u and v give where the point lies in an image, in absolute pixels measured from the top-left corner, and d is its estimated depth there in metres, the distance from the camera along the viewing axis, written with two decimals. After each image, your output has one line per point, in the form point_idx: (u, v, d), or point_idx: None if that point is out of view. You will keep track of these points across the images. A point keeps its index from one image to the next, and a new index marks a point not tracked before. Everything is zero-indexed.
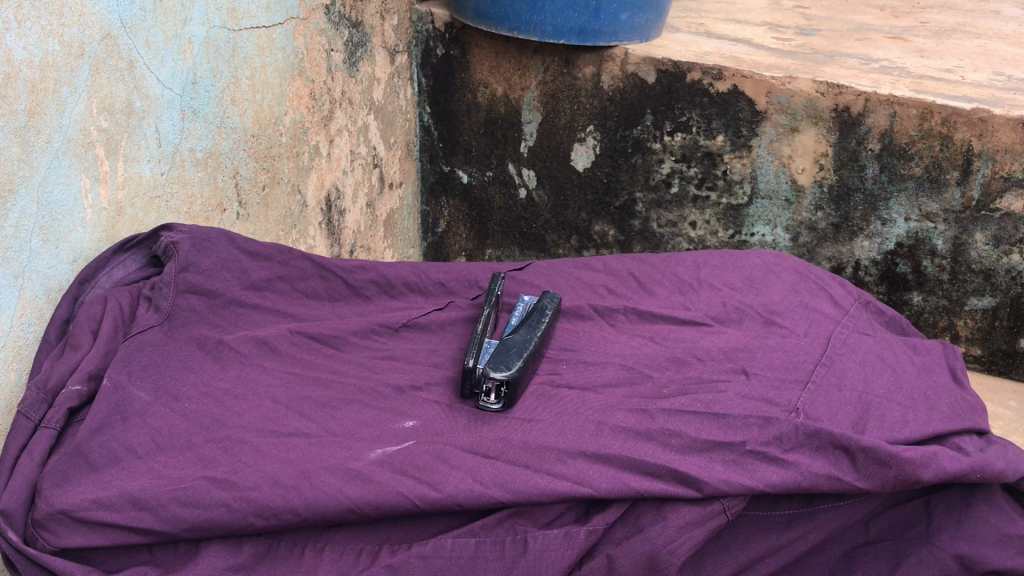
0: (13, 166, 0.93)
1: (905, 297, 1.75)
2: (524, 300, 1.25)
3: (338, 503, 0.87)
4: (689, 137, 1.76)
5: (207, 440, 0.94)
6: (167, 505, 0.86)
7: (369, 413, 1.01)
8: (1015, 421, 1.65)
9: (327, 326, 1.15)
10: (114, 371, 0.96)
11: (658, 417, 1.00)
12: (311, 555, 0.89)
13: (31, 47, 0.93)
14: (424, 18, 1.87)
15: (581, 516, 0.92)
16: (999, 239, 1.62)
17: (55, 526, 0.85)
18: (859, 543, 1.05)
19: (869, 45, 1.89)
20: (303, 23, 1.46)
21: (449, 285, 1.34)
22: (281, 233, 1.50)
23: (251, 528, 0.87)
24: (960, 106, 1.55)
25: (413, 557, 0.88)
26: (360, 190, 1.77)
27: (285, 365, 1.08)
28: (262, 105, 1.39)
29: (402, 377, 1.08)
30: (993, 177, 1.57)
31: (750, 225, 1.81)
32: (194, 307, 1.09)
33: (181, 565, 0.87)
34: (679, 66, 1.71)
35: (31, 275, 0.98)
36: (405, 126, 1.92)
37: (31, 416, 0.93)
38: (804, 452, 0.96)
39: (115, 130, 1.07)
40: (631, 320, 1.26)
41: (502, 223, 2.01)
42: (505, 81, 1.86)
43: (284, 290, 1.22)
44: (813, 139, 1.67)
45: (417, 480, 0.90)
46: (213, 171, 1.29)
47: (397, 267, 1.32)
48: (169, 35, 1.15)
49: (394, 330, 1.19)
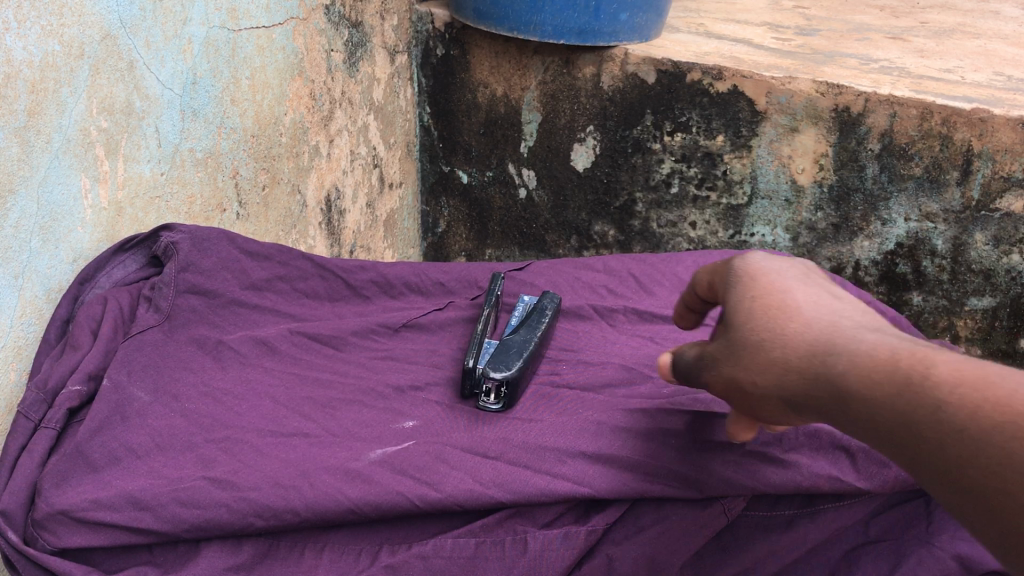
0: (13, 166, 0.92)
1: (904, 297, 1.76)
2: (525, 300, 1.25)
3: (338, 503, 0.86)
4: (689, 137, 1.76)
5: (207, 440, 0.94)
6: (167, 505, 0.85)
7: (368, 413, 1.02)
8: None
9: (327, 326, 1.16)
10: (114, 371, 0.96)
11: (657, 417, 1.00)
12: (311, 555, 0.88)
13: (31, 47, 0.93)
14: (424, 18, 1.87)
15: (580, 516, 0.92)
16: (999, 239, 1.62)
17: (55, 526, 0.85)
18: (860, 542, 1.01)
19: (868, 45, 1.89)
20: (303, 22, 1.46)
21: (449, 284, 1.35)
22: (281, 233, 1.50)
23: (251, 528, 0.86)
24: (960, 106, 1.54)
25: (413, 556, 0.87)
26: (360, 190, 1.77)
27: (284, 365, 1.09)
28: (262, 105, 1.39)
29: (403, 377, 1.09)
30: (993, 177, 1.57)
31: (750, 225, 1.82)
32: (194, 307, 1.09)
33: (181, 565, 0.87)
34: (679, 66, 1.71)
35: (31, 275, 0.98)
36: (405, 126, 1.93)
37: (30, 416, 0.93)
38: (805, 452, 0.96)
39: (115, 130, 1.07)
40: (630, 320, 1.27)
41: (502, 223, 2.02)
42: (505, 81, 1.86)
43: (284, 290, 1.22)
44: (813, 139, 1.67)
45: (417, 480, 0.89)
46: (213, 171, 1.29)
47: (397, 268, 1.33)
48: (169, 34, 1.14)
49: (394, 330, 1.19)
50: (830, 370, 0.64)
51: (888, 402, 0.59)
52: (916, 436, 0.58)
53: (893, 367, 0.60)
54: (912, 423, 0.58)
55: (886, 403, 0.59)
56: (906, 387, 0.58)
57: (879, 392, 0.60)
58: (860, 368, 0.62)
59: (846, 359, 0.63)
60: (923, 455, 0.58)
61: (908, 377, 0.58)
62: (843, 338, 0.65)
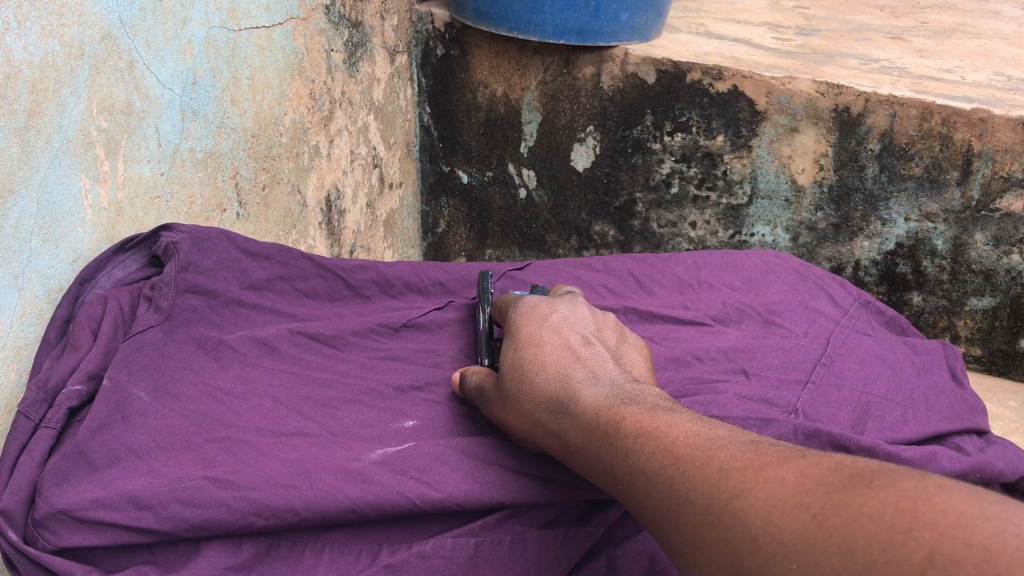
0: (13, 167, 0.93)
1: (904, 297, 1.75)
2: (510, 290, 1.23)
3: (338, 503, 0.86)
4: (689, 137, 1.76)
5: (207, 440, 0.94)
6: (167, 505, 0.85)
7: (369, 413, 1.02)
8: (1016, 421, 1.65)
9: (327, 326, 1.16)
10: (114, 371, 0.96)
11: None
12: (311, 554, 0.88)
13: (31, 47, 0.93)
14: (424, 18, 1.87)
15: (580, 517, 0.93)
16: (999, 239, 1.62)
17: (55, 526, 0.85)
18: None
19: (868, 44, 1.89)
20: (303, 23, 1.46)
21: (449, 284, 1.35)
22: (281, 233, 1.50)
23: (251, 528, 0.86)
24: (960, 106, 1.54)
25: (413, 557, 0.87)
26: (360, 190, 1.77)
27: (285, 365, 1.09)
28: (262, 105, 1.39)
29: (403, 377, 1.09)
30: (993, 177, 1.57)
31: (750, 225, 1.82)
32: (193, 306, 1.09)
33: (181, 565, 0.86)
34: (679, 66, 1.71)
35: (31, 275, 0.98)
36: (406, 126, 1.93)
37: (31, 416, 0.93)
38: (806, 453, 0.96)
39: (115, 130, 1.07)
40: (631, 320, 1.26)
41: (502, 223, 2.03)
42: (505, 81, 1.86)
43: (284, 289, 1.23)
44: (813, 139, 1.67)
45: (417, 480, 0.89)
46: (213, 171, 1.29)
47: (397, 267, 1.33)
48: (169, 35, 1.15)
49: (394, 330, 1.20)
50: (671, 498, 0.69)
51: (716, 536, 0.64)
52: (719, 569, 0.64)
53: (721, 510, 0.65)
54: (722, 559, 0.64)
55: (720, 542, 0.64)
56: (728, 526, 0.64)
57: (704, 527, 0.65)
58: (689, 500, 0.67)
59: (687, 485, 0.68)
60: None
61: (728, 519, 0.64)
62: (679, 468, 0.70)
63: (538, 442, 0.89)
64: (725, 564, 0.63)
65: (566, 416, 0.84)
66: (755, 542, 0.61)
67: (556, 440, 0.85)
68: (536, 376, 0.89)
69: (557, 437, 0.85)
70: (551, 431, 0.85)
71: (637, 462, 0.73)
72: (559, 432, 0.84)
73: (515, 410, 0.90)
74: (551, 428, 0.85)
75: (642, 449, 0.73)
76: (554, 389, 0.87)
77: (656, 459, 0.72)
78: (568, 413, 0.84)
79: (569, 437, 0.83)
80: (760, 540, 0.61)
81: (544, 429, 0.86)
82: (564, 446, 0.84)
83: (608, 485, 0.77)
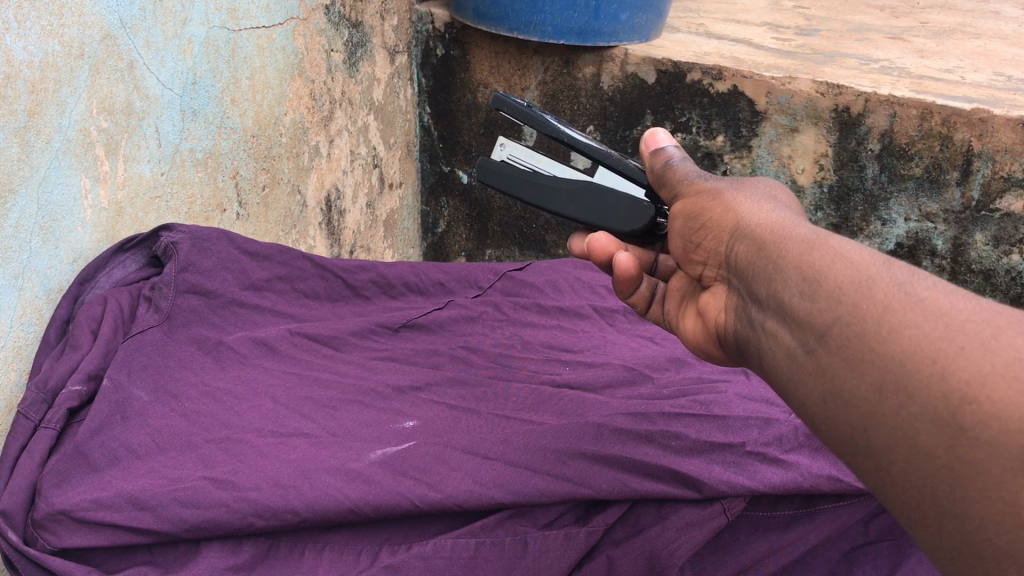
0: (13, 167, 0.92)
1: None
2: (504, 150, 1.04)
3: (338, 503, 0.86)
4: (689, 137, 1.77)
5: (207, 440, 0.94)
6: (167, 505, 0.84)
7: (367, 414, 1.03)
8: None
9: (327, 327, 1.18)
10: (114, 372, 0.96)
11: (658, 420, 0.99)
12: (311, 555, 0.87)
13: (31, 47, 0.93)
14: (424, 18, 1.87)
15: (581, 517, 0.92)
16: (999, 239, 1.60)
17: (54, 526, 0.84)
18: (860, 543, 0.99)
19: (869, 45, 1.89)
20: (304, 23, 1.46)
21: (449, 284, 1.41)
22: (281, 233, 1.51)
23: (251, 528, 0.85)
24: (960, 106, 1.53)
25: (413, 557, 0.86)
26: (360, 190, 1.77)
27: (285, 365, 1.10)
28: (262, 105, 1.39)
29: (402, 379, 1.10)
30: (993, 177, 1.56)
31: None
32: (193, 307, 1.10)
33: (182, 565, 0.86)
34: (679, 67, 1.71)
35: (31, 275, 0.98)
36: (405, 126, 1.94)
37: (31, 416, 0.92)
38: (804, 453, 1.00)
39: (115, 130, 1.07)
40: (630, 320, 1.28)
41: (502, 223, 2.04)
42: (505, 81, 1.86)
43: (284, 289, 1.25)
44: (813, 139, 1.67)
45: (418, 480, 0.89)
46: (213, 171, 1.29)
47: (398, 268, 1.37)
48: (169, 35, 1.14)
49: (394, 330, 1.24)
50: (902, 320, 0.52)
51: (917, 390, 0.51)
52: (876, 419, 0.53)
53: (963, 373, 0.49)
54: (903, 416, 0.51)
55: (921, 401, 0.50)
56: (1011, 389, 0.47)
57: (917, 369, 0.51)
58: (932, 334, 0.51)
59: (937, 322, 0.51)
60: (860, 448, 0.55)
61: (963, 393, 0.49)
62: (960, 310, 0.51)
63: (738, 257, 0.69)
64: (893, 424, 0.52)
65: (799, 225, 0.66)
66: (967, 433, 0.48)
67: (754, 235, 0.68)
68: (775, 208, 0.71)
69: (762, 233, 0.67)
70: (759, 228, 0.68)
71: (886, 283, 0.55)
72: (777, 229, 0.66)
73: (728, 197, 0.74)
74: (763, 225, 0.68)
75: (928, 285, 0.54)
76: (801, 216, 0.70)
77: (931, 292, 0.53)
78: (814, 225, 0.66)
79: (782, 238, 0.65)
80: (976, 442, 0.48)
81: (752, 223, 0.69)
82: (773, 258, 0.64)
83: (817, 295, 0.58)
